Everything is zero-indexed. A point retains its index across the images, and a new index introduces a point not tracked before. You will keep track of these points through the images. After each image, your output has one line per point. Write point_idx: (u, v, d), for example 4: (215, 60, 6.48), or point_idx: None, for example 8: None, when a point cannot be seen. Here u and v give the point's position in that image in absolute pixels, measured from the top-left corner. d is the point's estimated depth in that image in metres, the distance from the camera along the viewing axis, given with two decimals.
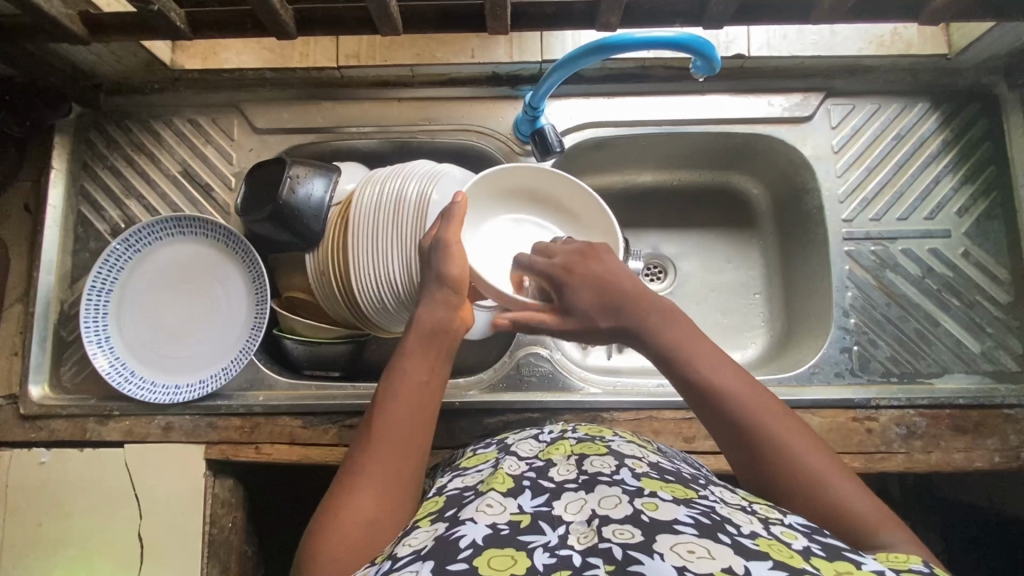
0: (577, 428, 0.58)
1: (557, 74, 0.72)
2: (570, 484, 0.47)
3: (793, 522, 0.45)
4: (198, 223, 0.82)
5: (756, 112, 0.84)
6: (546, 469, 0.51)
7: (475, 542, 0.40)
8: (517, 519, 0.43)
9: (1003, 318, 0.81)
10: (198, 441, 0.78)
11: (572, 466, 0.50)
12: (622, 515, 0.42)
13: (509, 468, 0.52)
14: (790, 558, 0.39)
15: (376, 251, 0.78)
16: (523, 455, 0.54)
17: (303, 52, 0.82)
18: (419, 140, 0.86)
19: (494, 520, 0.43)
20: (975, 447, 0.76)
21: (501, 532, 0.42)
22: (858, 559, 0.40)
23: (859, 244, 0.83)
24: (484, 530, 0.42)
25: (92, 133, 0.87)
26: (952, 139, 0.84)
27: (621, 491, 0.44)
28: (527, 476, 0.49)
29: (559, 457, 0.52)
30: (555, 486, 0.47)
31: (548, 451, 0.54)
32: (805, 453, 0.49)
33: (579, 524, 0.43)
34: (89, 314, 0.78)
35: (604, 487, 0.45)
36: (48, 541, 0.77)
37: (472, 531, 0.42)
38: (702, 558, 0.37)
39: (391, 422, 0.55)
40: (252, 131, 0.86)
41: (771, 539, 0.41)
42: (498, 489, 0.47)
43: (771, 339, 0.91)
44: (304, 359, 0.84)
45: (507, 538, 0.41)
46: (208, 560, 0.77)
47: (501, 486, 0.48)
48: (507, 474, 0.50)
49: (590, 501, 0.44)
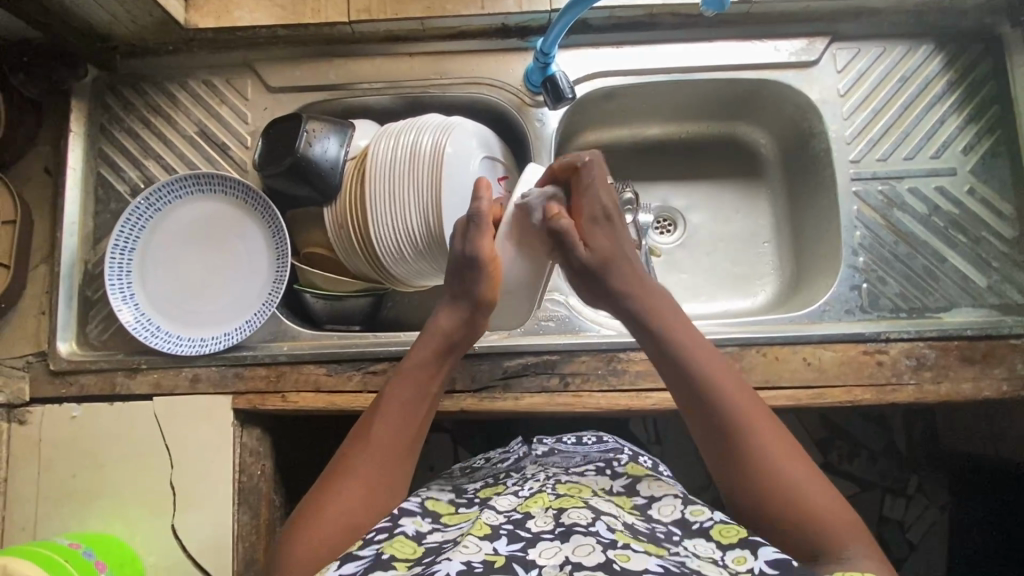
0: (557, 485, 0.63)
1: (568, 15, 0.73)
2: (546, 534, 0.54)
3: (762, 569, 0.50)
4: (217, 180, 0.84)
5: (764, 57, 0.85)
6: (524, 520, 0.57)
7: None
8: (491, 559, 0.51)
9: (1009, 253, 0.82)
10: (225, 391, 0.80)
11: (551, 518, 0.56)
12: (594, 563, 0.49)
13: (488, 519, 0.57)
14: None
15: (394, 204, 0.79)
16: (502, 509, 0.59)
17: (315, 8, 0.83)
18: (431, 94, 0.87)
19: (468, 558, 0.50)
20: (983, 376, 0.78)
21: (475, 569, 0.49)
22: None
23: (867, 184, 0.84)
24: (459, 566, 0.49)
25: (107, 96, 0.88)
26: (956, 80, 0.85)
27: (596, 540, 0.51)
28: (505, 526, 0.56)
29: (538, 510, 0.58)
30: (532, 535, 0.54)
31: (526, 503, 0.60)
32: (798, 472, 0.57)
33: (551, 567, 0.50)
34: (114, 270, 0.80)
35: (580, 536, 0.52)
36: (83, 492, 0.79)
37: (447, 566, 0.49)
38: None
39: (388, 428, 0.64)
40: (266, 90, 0.87)
41: None
42: (475, 534, 0.54)
43: (780, 285, 0.93)
44: (325, 314, 0.86)
45: (480, 574, 0.49)
46: (239, 505, 0.79)
47: (479, 532, 0.55)
48: (485, 523, 0.56)
49: (565, 548, 0.51)
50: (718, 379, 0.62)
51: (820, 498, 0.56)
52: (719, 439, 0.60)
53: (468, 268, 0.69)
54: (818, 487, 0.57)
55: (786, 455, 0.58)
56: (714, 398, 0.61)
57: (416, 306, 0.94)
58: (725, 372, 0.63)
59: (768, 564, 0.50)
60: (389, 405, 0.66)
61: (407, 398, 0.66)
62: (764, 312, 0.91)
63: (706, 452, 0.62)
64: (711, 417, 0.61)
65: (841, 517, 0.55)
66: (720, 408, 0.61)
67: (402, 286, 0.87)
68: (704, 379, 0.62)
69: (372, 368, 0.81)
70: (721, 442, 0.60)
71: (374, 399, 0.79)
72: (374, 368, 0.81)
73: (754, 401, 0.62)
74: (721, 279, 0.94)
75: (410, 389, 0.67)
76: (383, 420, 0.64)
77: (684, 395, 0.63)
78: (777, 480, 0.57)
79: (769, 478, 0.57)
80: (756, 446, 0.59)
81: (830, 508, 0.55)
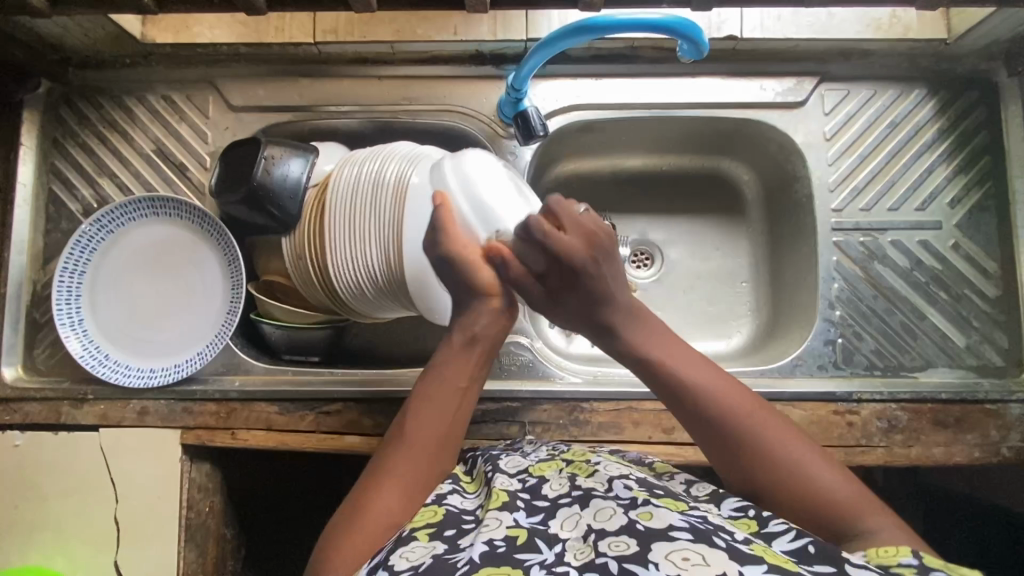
0: (564, 450, 0.62)
1: (539, 53, 0.69)
2: (565, 500, 0.52)
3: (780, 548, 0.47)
4: (173, 204, 0.80)
5: (748, 96, 0.81)
6: (539, 486, 0.55)
7: (473, 560, 0.46)
8: (513, 535, 0.48)
9: (991, 311, 0.80)
10: (173, 425, 0.78)
11: (565, 483, 0.55)
12: (616, 527, 0.46)
13: (502, 484, 0.55)
14: (783, 562, 0.43)
15: (354, 235, 0.75)
16: (512, 472, 0.58)
17: (279, 28, 0.80)
18: (401, 120, 0.83)
19: (492, 536, 0.48)
20: (955, 441, 0.75)
21: (498, 549, 0.47)
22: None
23: (848, 235, 0.81)
24: (482, 547, 0.47)
25: (62, 108, 0.84)
26: (947, 128, 0.82)
27: (616, 504, 0.49)
28: (521, 496, 0.53)
29: (551, 474, 0.57)
30: (550, 504, 0.52)
31: (539, 467, 0.59)
32: (815, 463, 0.53)
33: (573, 540, 0.48)
34: (61, 296, 0.76)
35: (599, 501, 0.50)
36: (24, 523, 0.76)
37: (470, 550, 0.47)
38: (696, 564, 0.42)
39: (425, 423, 0.59)
40: (227, 109, 0.83)
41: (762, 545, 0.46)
42: (493, 506, 0.52)
43: (756, 328, 0.90)
44: (283, 344, 0.83)
45: (504, 555, 0.46)
46: (184, 543, 0.77)
47: (496, 503, 0.52)
48: (502, 490, 0.54)
49: (586, 517, 0.49)
50: (718, 393, 0.57)
51: (847, 487, 0.53)
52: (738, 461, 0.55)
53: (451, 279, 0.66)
54: (839, 474, 0.53)
55: (807, 451, 0.54)
56: (717, 418, 0.56)
57: (380, 337, 0.91)
58: (721, 381, 0.58)
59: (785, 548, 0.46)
60: (423, 400, 0.61)
61: (438, 390, 0.61)
62: (739, 356, 0.89)
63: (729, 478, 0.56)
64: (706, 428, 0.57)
65: (861, 499, 0.52)
66: (728, 428, 0.56)
67: (362, 318, 0.83)
68: (703, 398, 0.57)
69: (326, 408, 0.78)
70: (739, 463, 0.55)
71: (326, 440, 0.77)
72: (328, 408, 0.78)
73: (757, 404, 0.57)
74: (697, 319, 0.91)
75: (440, 381, 0.62)
76: (418, 421, 0.59)
77: (690, 423, 0.58)
78: (792, 475, 0.53)
79: (799, 480, 0.53)
80: (777, 453, 0.54)
81: (859, 498, 0.52)
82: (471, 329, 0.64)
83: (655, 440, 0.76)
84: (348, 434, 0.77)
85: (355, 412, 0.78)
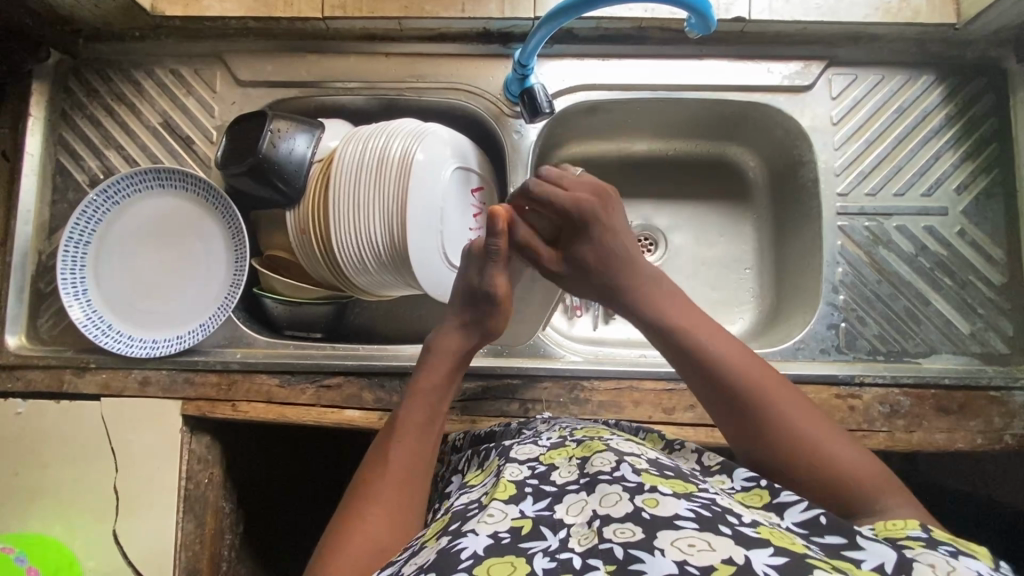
0: (576, 432, 0.58)
1: (546, 27, 0.69)
2: (572, 486, 0.48)
3: (789, 527, 0.45)
4: (178, 175, 0.80)
5: (756, 78, 0.81)
6: (547, 473, 0.51)
7: (477, 554, 0.42)
8: (518, 525, 0.45)
9: (996, 299, 0.79)
10: (175, 396, 0.78)
11: (574, 468, 0.50)
12: (622, 514, 0.42)
13: (511, 475, 0.52)
14: (791, 545, 0.40)
15: (358, 211, 0.74)
16: (523, 460, 0.54)
17: (287, 1, 0.80)
18: (406, 98, 0.83)
19: (495, 529, 0.44)
20: (959, 428, 0.74)
21: (501, 541, 0.43)
22: (858, 556, 0.41)
23: (854, 220, 0.81)
24: (485, 541, 0.43)
25: (71, 80, 0.85)
26: (955, 114, 0.81)
27: (622, 488, 0.45)
28: (529, 482, 0.50)
29: (561, 461, 0.53)
30: (557, 489, 0.49)
31: (549, 454, 0.55)
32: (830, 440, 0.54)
33: (579, 526, 0.44)
34: (66, 266, 0.76)
35: (606, 485, 0.46)
36: (23, 490, 0.77)
37: (473, 543, 0.43)
38: (703, 550, 0.38)
39: (402, 453, 0.59)
40: (235, 84, 0.84)
41: (772, 529, 0.42)
42: (500, 497, 0.48)
43: (759, 314, 0.90)
44: (283, 319, 0.83)
45: (509, 546, 0.43)
46: (183, 514, 0.77)
47: (503, 494, 0.49)
48: (509, 482, 0.50)
49: (592, 501, 0.45)
50: (721, 353, 0.58)
51: (856, 461, 0.53)
52: (742, 421, 0.56)
53: (484, 304, 0.67)
54: (851, 450, 0.53)
55: (814, 419, 0.55)
56: (722, 374, 0.57)
57: (383, 315, 0.91)
58: (729, 345, 0.59)
59: (795, 523, 0.45)
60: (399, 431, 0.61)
61: (410, 423, 0.62)
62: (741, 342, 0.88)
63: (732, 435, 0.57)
64: (720, 391, 0.58)
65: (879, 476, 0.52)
66: (730, 383, 0.57)
67: (366, 294, 0.82)
68: (715, 361, 0.58)
69: (326, 381, 0.78)
70: (748, 426, 0.56)
71: (327, 413, 0.77)
72: (328, 381, 0.78)
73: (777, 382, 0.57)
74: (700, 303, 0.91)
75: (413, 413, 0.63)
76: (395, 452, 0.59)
77: (693, 374, 0.59)
78: (807, 441, 0.54)
79: (811, 455, 0.53)
80: (791, 424, 0.54)
81: (859, 467, 0.52)
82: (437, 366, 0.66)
83: (656, 420, 0.76)
84: (349, 408, 0.78)
85: (356, 385, 0.78)
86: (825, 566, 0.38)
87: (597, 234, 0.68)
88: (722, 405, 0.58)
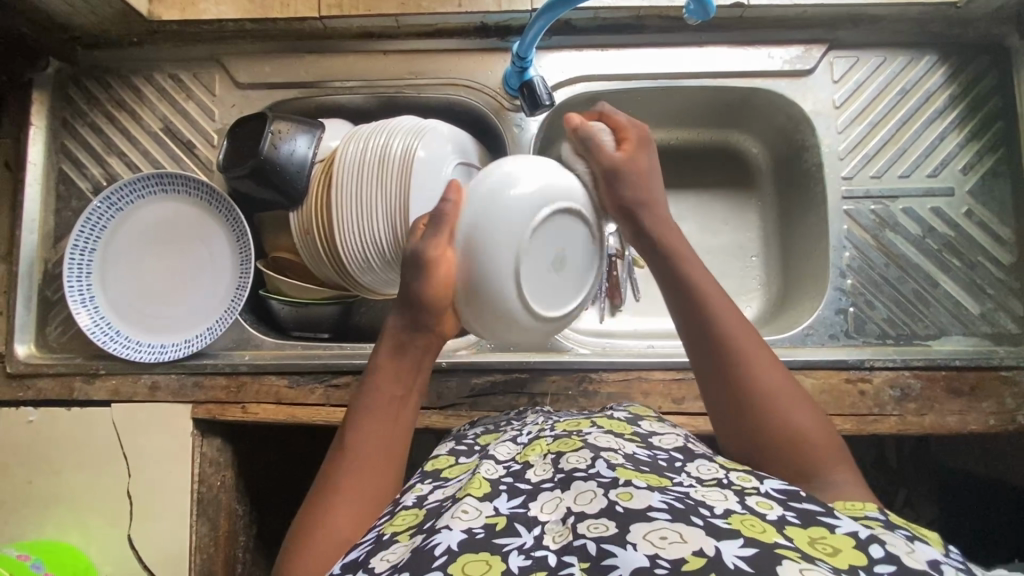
0: (557, 425, 0.58)
1: (543, 19, 0.68)
2: (547, 484, 0.48)
3: (768, 492, 0.46)
4: (181, 180, 0.80)
5: (755, 64, 0.80)
6: (523, 471, 0.51)
7: (452, 548, 0.42)
8: (492, 522, 0.45)
9: (1005, 279, 0.79)
10: (184, 400, 0.78)
11: (549, 466, 0.50)
12: (596, 509, 0.42)
13: (487, 473, 0.52)
14: (763, 533, 0.40)
15: (361, 210, 0.74)
16: (501, 459, 0.54)
17: (283, 3, 0.80)
18: (406, 95, 0.83)
19: (469, 525, 0.44)
20: (971, 409, 0.74)
21: (477, 536, 0.43)
22: (832, 523, 0.42)
23: (859, 203, 0.80)
24: (459, 536, 0.43)
25: (70, 88, 0.85)
26: (958, 93, 0.81)
27: (596, 484, 0.45)
28: (504, 481, 0.50)
29: (536, 457, 0.53)
30: (532, 487, 0.48)
31: (525, 452, 0.55)
32: (799, 410, 0.54)
33: (554, 523, 0.44)
34: (72, 272, 0.77)
35: (580, 483, 0.46)
36: (37, 499, 0.77)
37: (447, 538, 0.43)
38: (674, 542, 0.38)
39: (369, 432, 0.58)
40: (234, 86, 0.84)
41: (744, 515, 0.42)
42: (474, 493, 0.48)
43: (766, 301, 0.89)
44: (290, 320, 0.83)
45: (483, 542, 0.43)
46: (197, 517, 0.77)
47: (477, 492, 0.48)
48: (484, 479, 0.50)
49: (566, 499, 0.45)
50: (712, 302, 0.59)
51: (815, 429, 0.54)
52: (723, 382, 0.57)
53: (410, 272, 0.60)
54: (813, 418, 0.55)
55: (784, 384, 0.56)
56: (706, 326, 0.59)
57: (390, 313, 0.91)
58: (715, 288, 0.61)
59: (773, 489, 0.46)
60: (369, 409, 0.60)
61: (378, 406, 0.60)
62: None
63: (711, 404, 0.58)
64: (700, 330, 0.59)
65: (831, 445, 0.54)
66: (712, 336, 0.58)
67: (371, 293, 0.82)
68: (701, 299, 0.60)
69: (334, 381, 0.78)
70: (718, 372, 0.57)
71: (336, 413, 0.78)
72: (337, 381, 0.78)
73: (751, 332, 0.59)
74: None
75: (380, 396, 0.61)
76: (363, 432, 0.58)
77: (686, 322, 0.60)
78: (772, 397, 0.55)
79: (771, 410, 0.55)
80: (757, 375, 0.56)
81: (818, 433, 0.54)
82: (403, 346, 0.63)
83: (666, 410, 0.76)
84: None
85: None
86: (795, 555, 0.37)
87: (640, 169, 0.65)
88: (700, 348, 0.59)
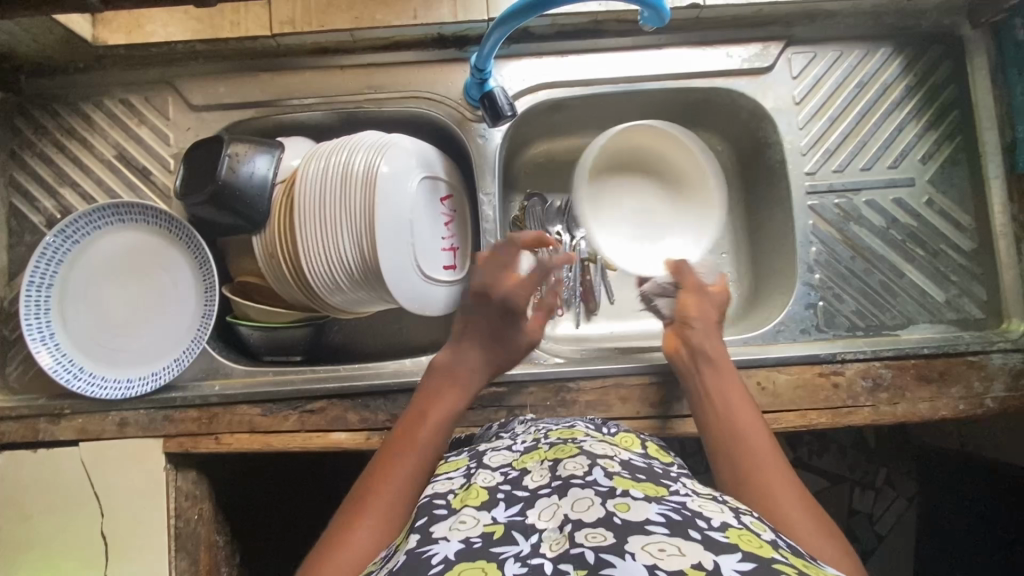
0: (549, 433, 0.57)
1: (499, 30, 0.67)
2: (545, 490, 0.47)
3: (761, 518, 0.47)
4: (139, 209, 0.78)
5: (715, 64, 0.80)
6: (520, 478, 0.50)
7: (447, 558, 0.41)
8: (490, 530, 0.44)
9: (967, 265, 0.80)
10: (155, 434, 0.77)
11: (546, 472, 0.49)
12: (594, 518, 0.42)
13: (483, 480, 0.50)
14: (761, 547, 0.41)
15: (326, 230, 0.73)
16: (495, 467, 0.53)
17: (234, 21, 0.78)
18: (366, 110, 0.82)
19: (467, 534, 0.43)
20: (940, 397, 0.75)
21: (473, 545, 0.42)
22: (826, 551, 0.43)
23: (824, 198, 0.81)
24: (457, 545, 0.42)
25: (16, 119, 0.82)
26: (915, 84, 0.82)
27: (594, 492, 0.45)
28: (501, 488, 0.48)
29: (534, 464, 0.51)
30: (530, 494, 0.47)
31: (521, 459, 0.53)
32: (811, 515, 0.54)
33: (551, 531, 0.43)
34: (29, 309, 0.74)
35: (579, 489, 0.45)
36: (8, 546, 0.75)
37: (444, 547, 0.42)
38: (673, 555, 0.38)
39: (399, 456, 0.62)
40: (188, 109, 0.82)
41: (741, 529, 0.43)
42: (471, 502, 0.47)
43: (738, 297, 0.90)
44: (262, 346, 0.81)
45: (479, 550, 0.42)
46: (175, 552, 0.75)
47: (474, 501, 0.47)
48: (480, 486, 0.49)
49: (564, 505, 0.44)
50: (739, 418, 0.65)
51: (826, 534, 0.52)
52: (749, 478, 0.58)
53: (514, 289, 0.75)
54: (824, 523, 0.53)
55: (803, 492, 0.56)
56: (742, 441, 0.62)
57: (362, 331, 0.90)
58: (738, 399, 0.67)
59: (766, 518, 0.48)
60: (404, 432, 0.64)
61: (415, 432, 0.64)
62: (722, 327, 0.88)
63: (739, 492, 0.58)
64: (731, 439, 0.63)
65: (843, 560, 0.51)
66: (753, 457, 0.60)
67: (341, 313, 0.81)
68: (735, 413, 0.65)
69: (309, 406, 0.77)
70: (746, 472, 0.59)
71: (312, 439, 0.76)
72: (311, 406, 0.77)
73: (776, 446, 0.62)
74: None
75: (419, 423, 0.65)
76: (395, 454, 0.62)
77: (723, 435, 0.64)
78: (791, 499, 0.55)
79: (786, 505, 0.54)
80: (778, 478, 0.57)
81: (830, 544, 0.52)
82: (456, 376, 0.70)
83: (644, 414, 0.76)
84: (334, 431, 0.77)
85: (341, 407, 0.77)
86: (792, 571, 0.39)
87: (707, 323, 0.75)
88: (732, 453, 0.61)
